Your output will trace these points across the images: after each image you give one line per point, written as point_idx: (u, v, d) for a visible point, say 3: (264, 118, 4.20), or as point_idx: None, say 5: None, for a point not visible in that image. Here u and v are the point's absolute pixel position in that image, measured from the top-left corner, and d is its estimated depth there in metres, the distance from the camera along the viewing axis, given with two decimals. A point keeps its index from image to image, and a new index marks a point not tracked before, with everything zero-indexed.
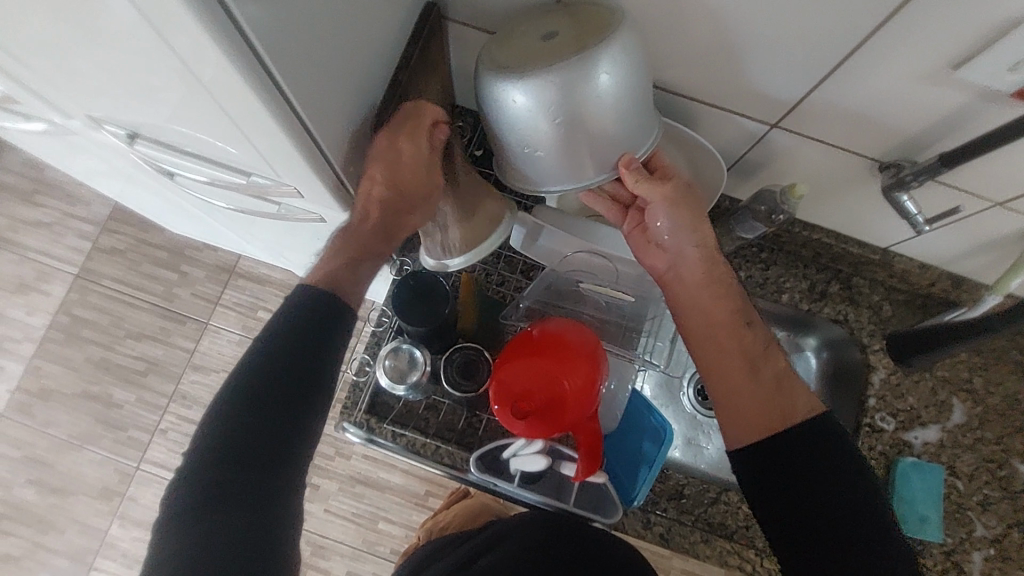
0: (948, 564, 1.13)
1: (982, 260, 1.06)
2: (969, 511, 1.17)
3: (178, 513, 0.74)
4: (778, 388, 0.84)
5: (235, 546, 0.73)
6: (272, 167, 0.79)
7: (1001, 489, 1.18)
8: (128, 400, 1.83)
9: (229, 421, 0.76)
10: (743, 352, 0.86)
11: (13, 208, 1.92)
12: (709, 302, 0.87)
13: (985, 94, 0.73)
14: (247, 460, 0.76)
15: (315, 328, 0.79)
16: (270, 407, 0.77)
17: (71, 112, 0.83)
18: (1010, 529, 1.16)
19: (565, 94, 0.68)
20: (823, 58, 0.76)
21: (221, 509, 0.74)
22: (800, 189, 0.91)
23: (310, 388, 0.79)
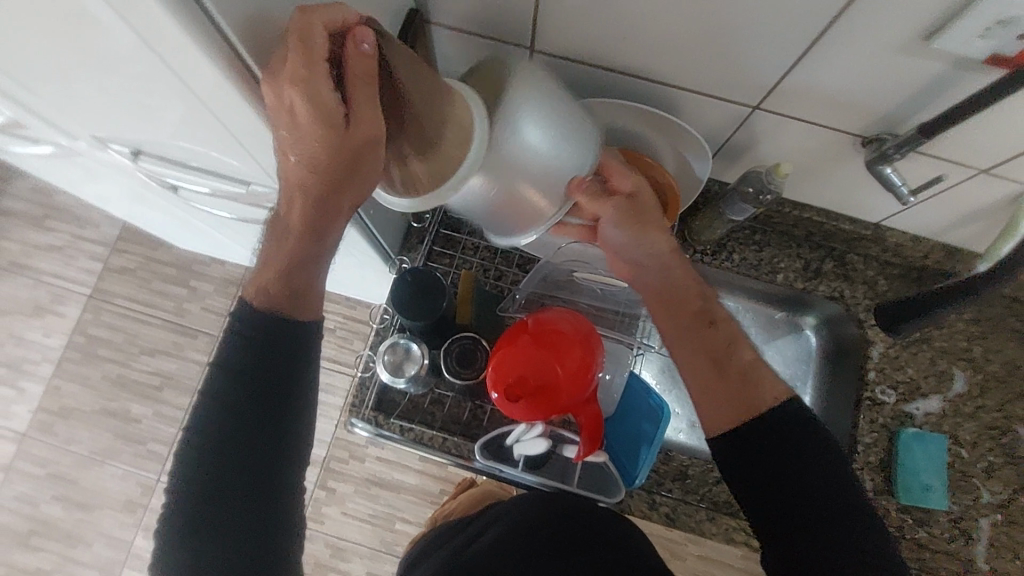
0: (955, 531, 1.15)
1: (973, 229, 1.07)
2: (973, 478, 1.18)
3: (180, 512, 0.78)
4: (749, 380, 0.84)
5: (238, 538, 0.78)
6: (271, 175, 0.83)
7: (1004, 455, 1.19)
8: (145, 414, 1.88)
9: (216, 424, 0.78)
10: (713, 346, 0.87)
11: (25, 234, 1.98)
12: (676, 300, 0.89)
13: (957, 63, 0.75)
14: (239, 460, 0.78)
15: (280, 327, 0.78)
16: (254, 409, 0.79)
17: (78, 133, 0.87)
18: (1016, 493, 1.17)
19: (501, 168, 0.73)
20: (797, 38, 0.78)
21: (219, 505, 0.78)
22: (784, 168, 0.94)
23: (289, 388, 0.80)
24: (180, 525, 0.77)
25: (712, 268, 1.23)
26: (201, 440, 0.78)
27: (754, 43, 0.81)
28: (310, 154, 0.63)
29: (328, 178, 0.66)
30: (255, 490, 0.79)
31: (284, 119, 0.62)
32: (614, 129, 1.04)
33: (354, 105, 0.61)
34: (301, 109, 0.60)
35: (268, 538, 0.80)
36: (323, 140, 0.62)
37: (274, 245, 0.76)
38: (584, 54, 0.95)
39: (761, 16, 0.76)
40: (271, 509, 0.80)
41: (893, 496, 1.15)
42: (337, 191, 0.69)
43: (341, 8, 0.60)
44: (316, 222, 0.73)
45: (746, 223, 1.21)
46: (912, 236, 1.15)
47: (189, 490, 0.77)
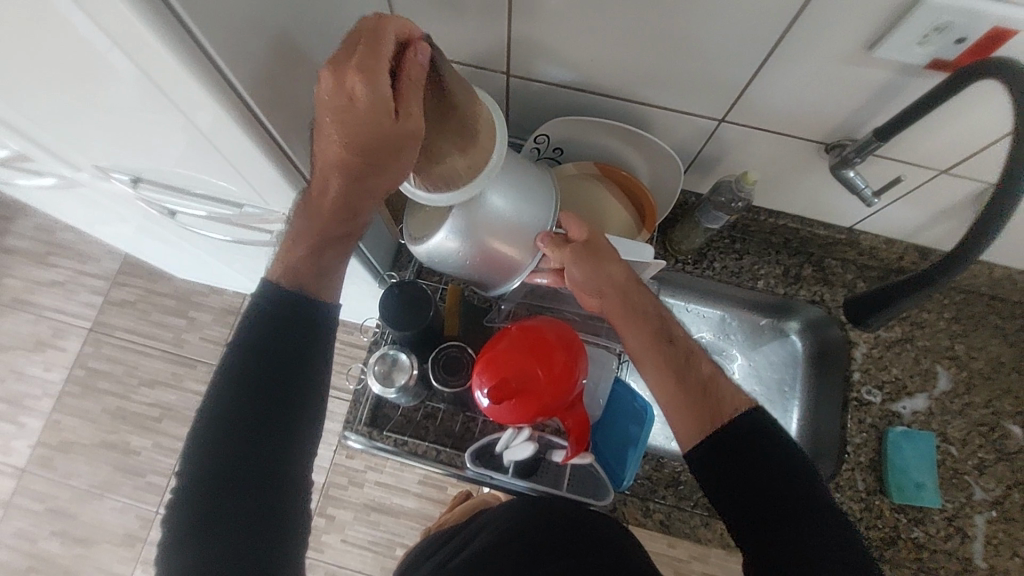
0: (951, 530, 1.15)
1: (942, 228, 1.11)
2: (966, 475, 1.19)
3: (184, 507, 0.76)
4: (709, 395, 0.83)
5: (244, 534, 0.77)
6: (262, 197, 0.88)
7: (995, 452, 1.20)
8: (144, 446, 1.88)
9: (225, 415, 0.78)
10: (673, 367, 0.84)
11: (28, 271, 2.03)
12: (631, 326, 0.87)
13: (903, 69, 0.80)
14: (248, 450, 0.78)
15: (301, 309, 0.80)
16: (264, 399, 0.79)
17: (80, 165, 0.92)
18: (1009, 489, 1.18)
19: (470, 228, 0.83)
20: (751, 52, 0.84)
21: (225, 498, 0.77)
22: (751, 176, 0.99)
23: (300, 378, 0.81)
24: (184, 520, 0.76)
25: (694, 276, 1.26)
26: (208, 432, 0.77)
27: (712, 59, 0.87)
28: (361, 138, 0.66)
29: (365, 165, 0.70)
30: (262, 482, 0.78)
31: (337, 103, 0.65)
32: (591, 144, 1.09)
33: (404, 101, 0.66)
34: (360, 96, 0.64)
35: (274, 534, 0.78)
36: (368, 125, 0.65)
37: (303, 228, 0.79)
38: (558, 77, 1.01)
39: (717, 33, 0.82)
40: (277, 504, 0.79)
41: (886, 496, 1.16)
42: (370, 179, 0.73)
43: (407, 23, 0.67)
44: (348, 206, 0.76)
45: (725, 231, 1.25)
46: (886, 238, 1.19)
47: (195, 483, 0.77)
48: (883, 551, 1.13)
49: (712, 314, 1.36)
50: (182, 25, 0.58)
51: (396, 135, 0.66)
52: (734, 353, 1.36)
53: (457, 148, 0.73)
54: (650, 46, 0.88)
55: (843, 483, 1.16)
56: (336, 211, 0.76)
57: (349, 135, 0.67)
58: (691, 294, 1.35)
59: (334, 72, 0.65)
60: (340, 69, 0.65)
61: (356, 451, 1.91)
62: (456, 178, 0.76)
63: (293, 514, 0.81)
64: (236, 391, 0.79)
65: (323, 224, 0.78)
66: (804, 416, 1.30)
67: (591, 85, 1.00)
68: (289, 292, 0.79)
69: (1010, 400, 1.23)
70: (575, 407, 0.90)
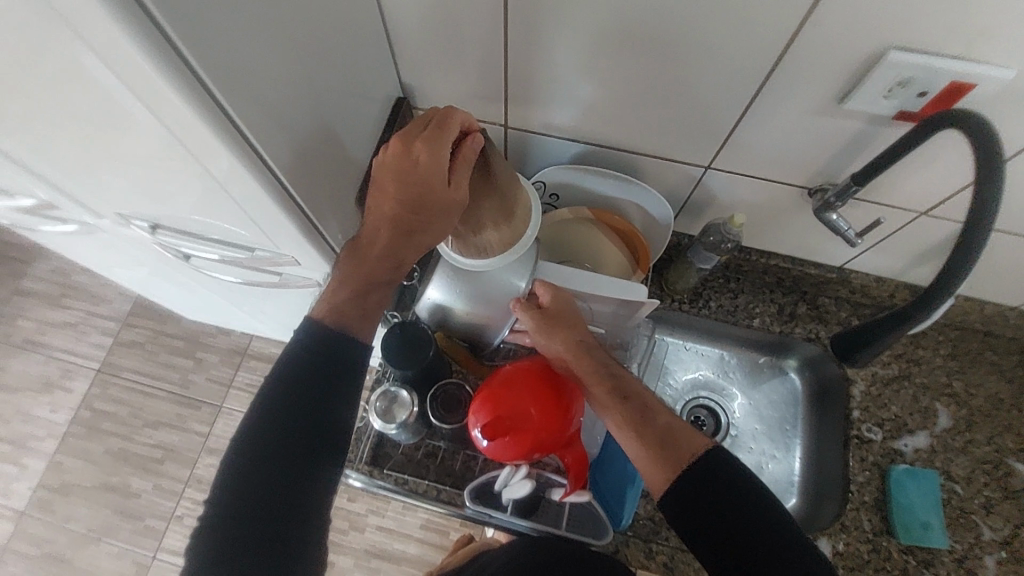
0: (962, 572, 1.12)
1: (929, 267, 1.14)
2: (973, 515, 1.17)
3: (211, 525, 0.78)
4: (671, 444, 0.80)
5: (264, 559, 0.77)
6: (273, 241, 0.93)
7: (1001, 490, 1.19)
8: (144, 488, 1.88)
9: (263, 438, 0.79)
10: (633, 419, 0.82)
11: (42, 313, 2.08)
12: (591, 382, 0.87)
13: (874, 119, 0.86)
14: (280, 475, 0.79)
15: (345, 345, 0.82)
16: (301, 426, 0.80)
17: (103, 212, 0.98)
18: (1019, 530, 1.16)
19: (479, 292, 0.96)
20: (732, 104, 0.90)
21: (256, 515, 0.78)
22: (739, 219, 1.04)
23: (338, 409, 0.82)
24: (209, 539, 0.77)
25: (690, 315, 1.28)
26: (244, 453, 0.79)
27: (696, 111, 0.93)
28: (411, 195, 0.78)
29: (415, 219, 0.80)
30: (287, 509, 0.79)
31: (400, 165, 0.78)
32: (586, 190, 1.14)
33: (457, 174, 0.78)
34: (422, 160, 0.77)
35: (292, 562, 0.79)
36: (423, 186, 0.78)
37: (348, 272, 0.83)
38: (552, 128, 1.07)
39: (698, 87, 0.88)
40: (299, 533, 0.80)
41: (893, 537, 1.14)
42: (414, 233, 0.81)
43: (468, 115, 0.81)
44: (394, 256, 0.83)
45: (719, 271, 1.28)
46: (875, 276, 1.22)
47: (225, 501, 0.78)
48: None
49: (711, 352, 1.38)
50: (205, 88, 0.64)
51: (448, 194, 0.78)
52: (734, 390, 1.37)
53: (493, 223, 0.86)
54: (637, 100, 0.95)
55: (848, 523, 1.15)
56: (381, 259, 0.83)
57: (405, 188, 0.78)
58: (689, 333, 1.37)
59: (403, 140, 0.79)
60: (406, 139, 0.79)
61: (357, 494, 1.89)
62: (490, 247, 0.88)
63: (312, 543, 0.82)
64: (276, 410, 0.80)
65: (365, 275, 0.83)
66: (806, 454, 1.29)
67: (584, 136, 1.06)
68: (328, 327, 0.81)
69: (1012, 437, 1.22)
70: (575, 444, 0.93)
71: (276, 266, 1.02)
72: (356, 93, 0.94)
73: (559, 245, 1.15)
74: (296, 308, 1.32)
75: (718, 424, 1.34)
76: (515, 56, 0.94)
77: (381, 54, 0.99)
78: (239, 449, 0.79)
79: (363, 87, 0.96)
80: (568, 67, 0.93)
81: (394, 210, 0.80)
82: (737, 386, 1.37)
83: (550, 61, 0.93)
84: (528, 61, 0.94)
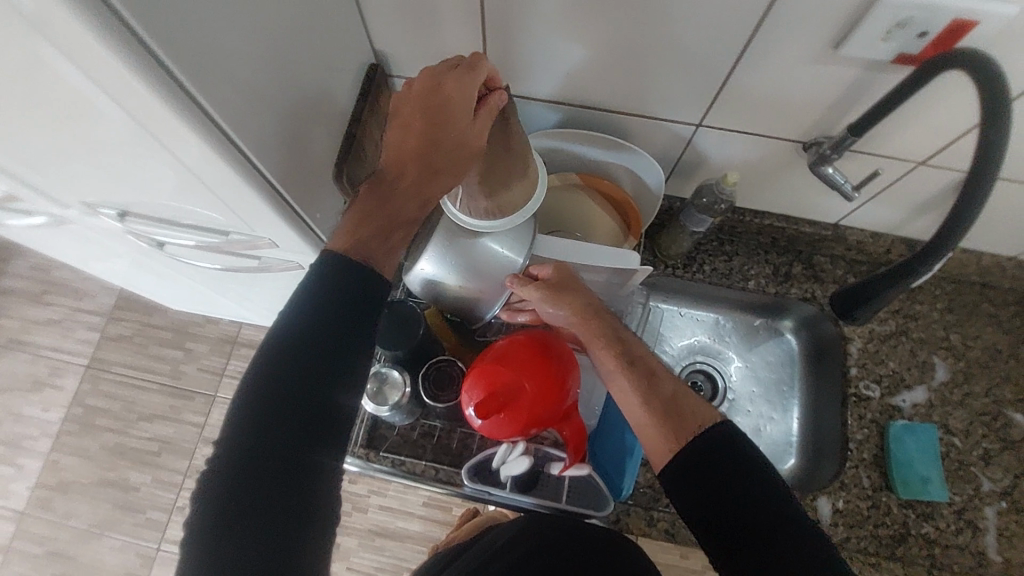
0: (962, 524, 1.13)
1: (926, 220, 1.12)
2: (972, 467, 1.17)
3: (206, 509, 0.66)
4: (675, 409, 0.78)
5: (270, 546, 0.66)
6: (248, 224, 0.89)
7: (1000, 441, 1.19)
8: (143, 482, 1.87)
9: (267, 403, 0.68)
10: (638, 384, 0.81)
11: (24, 311, 2.03)
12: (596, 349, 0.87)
13: (872, 65, 0.82)
14: (287, 447, 0.68)
15: (359, 292, 0.72)
16: (310, 389, 0.69)
17: (68, 202, 0.93)
18: (1018, 479, 1.16)
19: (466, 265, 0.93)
20: (723, 57, 0.85)
21: (260, 490, 0.66)
22: (732, 177, 1.01)
23: (349, 370, 0.72)
24: (205, 524, 0.65)
25: (683, 280, 1.26)
26: (247, 422, 0.68)
27: (685, 66, 0.88)
28: (440, 132, 0.76)
29: (440, 159, 0.77)
30: (296, 486, 0.68)
31: (427, 102, 0.77)
32: (572, 156, 1.10)
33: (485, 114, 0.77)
34: (451, 96, 0.76)
35: (301, 551, 0.67)
36: (452, 124, 0.76)
37: (368, 211, 0.77)
38: (535, 92, 1.02)
39: (686, 40, 0.84)
40: (308, 514, 0.69)
41: (893, 492, 1.14)
42: (437, 176, 0.78)
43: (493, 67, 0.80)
44: (418, 197, 0.79)
45: (712, 234, 1.25)
46: (871, 232, 1.20)
47: (224, 480, 0.66)
48: (894, 549, 1.11)
49: (706, 317, 1.36)
50: (159, 60, 0.59)
51: (465, 138, 0.77)
52: (730, 354, 1.35)
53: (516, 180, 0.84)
54: (623, 58, 0.90)
55: (847, 481, 1.15)
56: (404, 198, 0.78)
57: (429, 125, 0.76)
58: (683, 299, 1.35)
59: (430, 77, 0.78)
60: (437, 77, 0.77)
61: (358, 476, 1.89)
62: (510, 207, 0.87)
63: (322, 525, 0.70)
64: (282, 369, 0.69)
65: (388, 214, 0.77)
66: (805, 415, 1.28)
67: (568, 99, 1.02)
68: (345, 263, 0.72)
69: (1010, 387, 1.22)
70: (574, 413, 0.92)
71: (253, 249, 0.98)
72: (327, 61, 0.89)
73: (547, 216, 1.11)
74: (281, 292, 1.28)
75: (715, 389, 1.33)
76: (492, 15, 0.89)
77: (351, 19, 0.94)
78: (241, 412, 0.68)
79: (333, 55, 0.91)
80: (550, 25, 0.88)
81: (419, 149, 0.77)
82: (732, 349, 1.35)
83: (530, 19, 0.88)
84: (506, 20, 0.89)
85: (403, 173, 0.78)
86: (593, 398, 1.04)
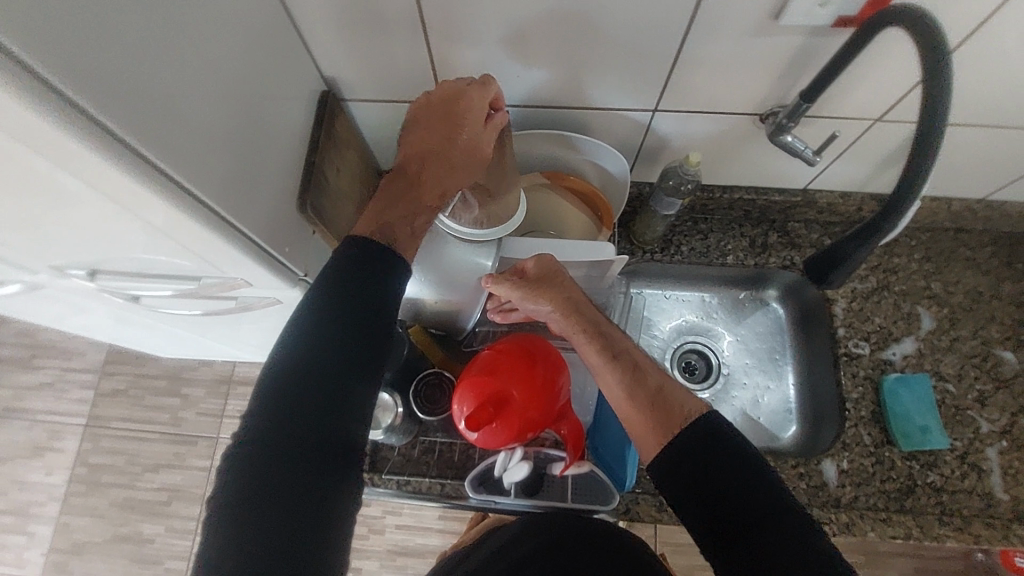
0: (966, 468, 1.14)
1: (891, 174, 1.13)
2: (968, 411, 1.19)
3: (228, 485, 0.66)
4: (661, 401, 0.78)
5: (297, 534, 0.65)
6: (219, 268, 0.88)
7: (992, 381, 1.20)
8: (157, 532, 1.86)
9: (293, 382, 0.70)
10: (623, 377, 0.82)
11: (16, 378, 2.02)
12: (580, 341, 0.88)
13: (814, 31, 0.82)
14: (311, 434, 0.69)
15: (379, 273, 0.76)
16: (331, 376, 0.71)
17: (37, 267, 0.93)
18: (1015, 417, 1.18)
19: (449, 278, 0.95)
20: (668, 41, 0.86)
21: (288, 465, 0.67)
22: (694, 157, 1.01)
23: (369, 348, 0.74)
24: (228, 513, 0.65)
25: (663, 264, 1.27)
26: (270, 410, 0.69)
27: (633, 54, 0.89)
28: (456, 138, 0.86)
29: (453, 160, 0.86)
30: (321, 474, 0.69)
31: (445, 107, 0.86)
32: (535, 156, 1.11)
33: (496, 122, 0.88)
34: (470, 103, 0.85)
35: (323, 525, 0.67)
36: (468, 130, 0.86)
37: (393, 200, 0.83)
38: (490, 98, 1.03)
39: (629, 29, 0.84)
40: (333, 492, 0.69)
41: (895, 446, 1.15)
42: (451, 173, 0.87)
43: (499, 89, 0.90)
44: (436, 190, 0.86)
45: (685, 215, 1.27)
46: (840, 192, 1.21)
47: (249, 469, 0.67)
48: (903, 502, 1.12)
49: (692, 297, 1.37)
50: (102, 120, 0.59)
51: (479, 142, 0.87)
52: (720, 330, 1.36)
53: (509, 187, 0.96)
54: (571, 54, 0.90)
55: (848, 441, 1.16)
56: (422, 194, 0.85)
57: (448, 128, 0.85)
58: (667, 282, 1.35)
59: (448, 87, 0.86)
60: (453, 88, 0.86)
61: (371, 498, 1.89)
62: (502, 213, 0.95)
63: (345, 501, 0.71)
64: (309, 347, 0.71)
65: (412, 204, 0.84)
66: (800, 381, 1.29)
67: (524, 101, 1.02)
68: (368, 247, 0.76)
69: (996, 327, 1.24)
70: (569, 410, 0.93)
71: (229, 291, 0.98)
72: (277, 95, 0.89)
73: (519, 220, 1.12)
74: (265, 327, 1.28)
75: (709, 367, 1.34)
76: (436, 28, 0.89)
77: (296, 50, 0.94)
78: (267, 391, 0.70)
79: (284, 87, 0.91)
80: (494, 31, 0.88)
81: (434, 149, 0.86)
82: (722, 325, 1.36)
83: (475, 27, 0.88)
84: (451, 31, 0.89)
85: (420, 172, 0.86)
86: (585, 393, 1.05)
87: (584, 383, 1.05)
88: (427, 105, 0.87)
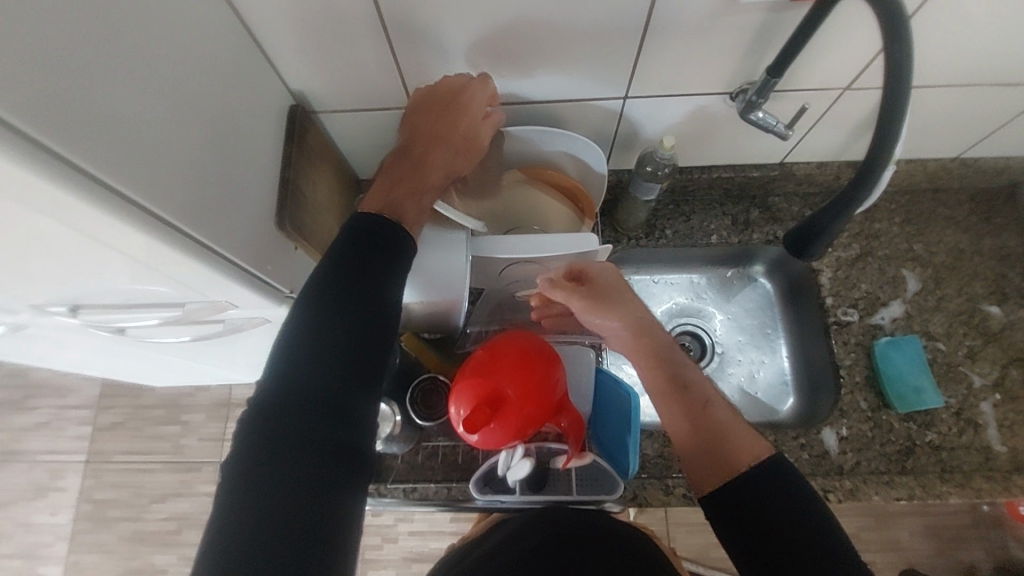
0: (962, 423, 1.16)
1: (865, 141, 1.14)
2: (960, 366, 1.20)
3: (242, 453, 0.69)
4: (726, 435, 0.78)
5: (303, 500, 0.67)
6: (202, 293, 0.88)
7: (981, 335, 1.22)
8: (169, 562, 1.85)
9: (304, 358, 0.73)
10: (687, 405, 0.82)
11: (11, 420, 1.99)
12: (640, 362, 0.87)
13: (774, 5, 0.82)
14: (315, 419, 0.71)
15: (385, 254, 0.79)
16: (333, 363, 0.74)
17: (18, 308, 0.91)
18: (1007, 369, 1.19)
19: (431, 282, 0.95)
20: (631, 27, 0.86)
21: (298, 435, 0.70)
22: (667, 141, 1.01)
23: (378, 326, 0.77)
24: (242, 477, 0.68)
25: (649, 250, 1.27)
26: (277, 400, 0.72)
27: (599, 42, 0.88)
28: (457, 123, 0.90)
29: (450, 145, 0.92)
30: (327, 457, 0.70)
31: (445, 96, 0.91)
32: (511, 152, 1.11)
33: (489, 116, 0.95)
34: (472, 94, 0.91)
35: (333, 495, 0.70)
36: (468, 116, 0.91)
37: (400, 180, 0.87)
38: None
39: (591, 18, 0.84)
40: (343, 464, 0.72)
41: (892, 409, 1.16)
42: (452, 156, 0.92)
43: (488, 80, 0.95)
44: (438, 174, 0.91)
45: (665, 199, 1.27)
46: (818, 161, 1.21)
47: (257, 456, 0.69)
48: (904, 463, 1.13)
49: (681, 280, 1.37)
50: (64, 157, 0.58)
51: (478, 132, 0.93)
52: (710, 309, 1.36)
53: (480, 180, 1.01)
54: (537, 47, 0.90)
55: (845, 408, 1.17)
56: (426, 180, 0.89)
57: (449, 114, 0.90)
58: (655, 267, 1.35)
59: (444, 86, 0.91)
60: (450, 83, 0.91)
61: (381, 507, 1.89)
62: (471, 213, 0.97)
63: (356, 475, 0.73)
64: (320, 326, 0.74)
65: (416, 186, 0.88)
66: (794, 354, 1.30)
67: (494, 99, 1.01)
68: (375, 228, 0.80)
69: (981, 283, 1.25)
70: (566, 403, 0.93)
71: (215, 314, 0.97)
72: (245, 114, 0.88)
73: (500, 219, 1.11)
74: (257, 346, 1.28)
75: (704, 347, 1.34)
76: (399, 32, 0.89)
77: (260, 66, 0.93)
78: (279, 367, 0.73)
79: (251, 106, 0.90)
80: (456, 30, 0.88)
81: (435, 136, 0.90)
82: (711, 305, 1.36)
83: (437, 26, 0.87)
84: (414, 34, 0.89)
85: (422, 159, 0.90)
86: (582, 386, 1.04)
87: (582, 377, 1.04)
88: (429, 94, 0.92)
